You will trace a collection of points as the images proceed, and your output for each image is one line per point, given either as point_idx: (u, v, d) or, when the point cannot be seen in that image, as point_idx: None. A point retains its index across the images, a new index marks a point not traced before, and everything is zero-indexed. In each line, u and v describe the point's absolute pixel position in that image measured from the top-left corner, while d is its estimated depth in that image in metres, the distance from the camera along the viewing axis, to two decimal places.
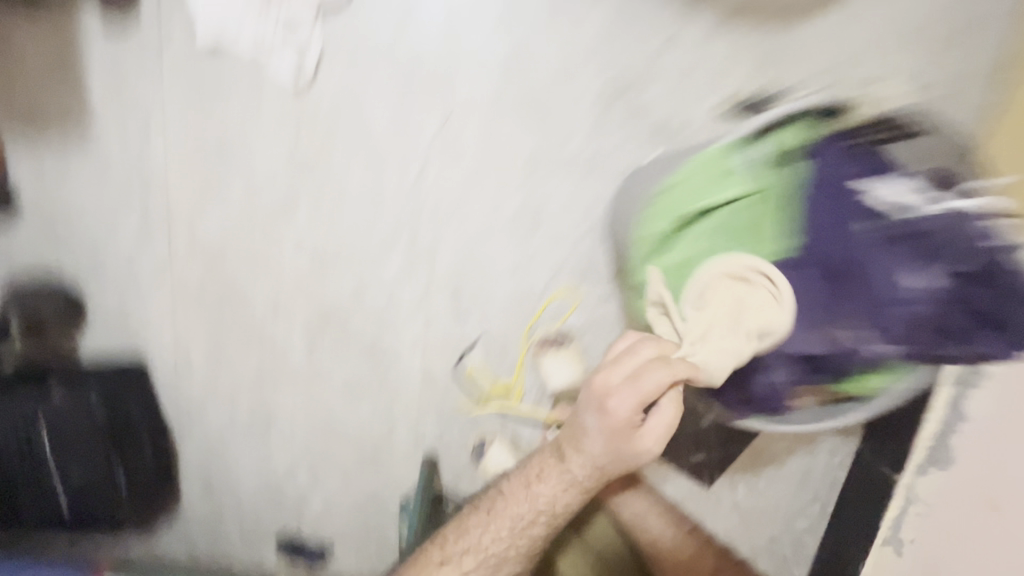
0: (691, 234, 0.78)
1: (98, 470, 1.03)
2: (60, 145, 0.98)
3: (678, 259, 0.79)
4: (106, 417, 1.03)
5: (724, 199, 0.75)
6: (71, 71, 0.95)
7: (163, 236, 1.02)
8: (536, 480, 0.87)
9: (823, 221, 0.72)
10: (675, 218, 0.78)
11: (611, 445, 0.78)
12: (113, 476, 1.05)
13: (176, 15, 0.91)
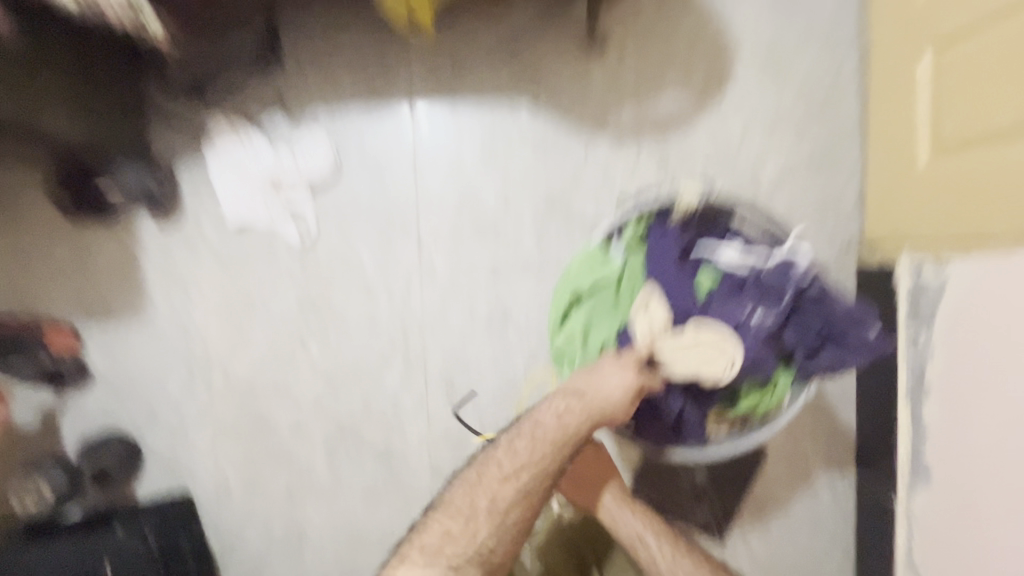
0: (582, 304, 0.80)
1: None
2: (120, 323, 1.21)
3: (573, 326, 0.80)
4: (158, 545, 1.13)
5: (608, 274, 0.79)
6: (129, 265, 1.20)
7: (205, 383, 1.22)
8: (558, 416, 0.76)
9: (665, 276, 0.75)
10: (570, 289, 0.80)
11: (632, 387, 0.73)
12: None
13: (209, 209, 1.19)
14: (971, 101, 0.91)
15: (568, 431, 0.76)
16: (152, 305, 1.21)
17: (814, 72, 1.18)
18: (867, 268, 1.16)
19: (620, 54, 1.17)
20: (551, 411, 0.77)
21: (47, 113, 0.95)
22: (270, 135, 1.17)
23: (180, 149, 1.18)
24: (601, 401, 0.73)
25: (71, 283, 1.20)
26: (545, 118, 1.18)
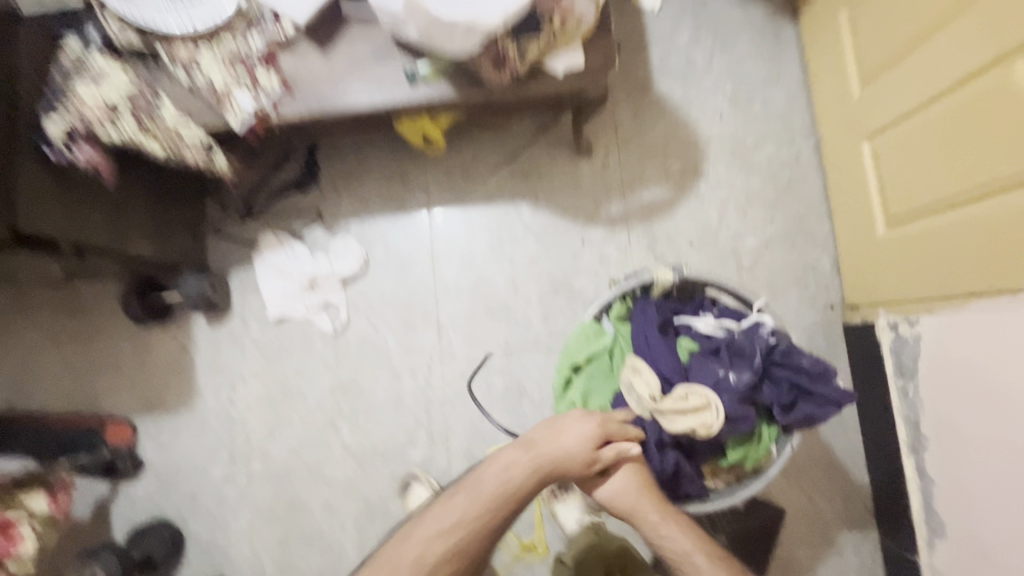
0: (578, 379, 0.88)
1: None
2: (171, 415, 1.34)
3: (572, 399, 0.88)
4: None
5: (599, 350, 0.87)
6: (182, 362, 1.35)
7: (245, 468, 1.31)
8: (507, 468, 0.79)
9: (647, 341, 0.83)
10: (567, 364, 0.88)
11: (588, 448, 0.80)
12: None
13: (254, 309, 1.36)
14: (908, 180, 1.06)
15: (520, 480, 0.78)
16: (200, 397, 1.34)
17: (777, 160, 1.36)
18: (852, 328, 1.25)
19: (605, 156, 1.37)
20: (497, 467, 0.79)
21: (135, 237, 1.12)
22: (308, 243, 1.36)
23: (232, 258, 1.37)
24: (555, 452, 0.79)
25: (130, 382, 1.35)
26: (545, 213, 1.36)
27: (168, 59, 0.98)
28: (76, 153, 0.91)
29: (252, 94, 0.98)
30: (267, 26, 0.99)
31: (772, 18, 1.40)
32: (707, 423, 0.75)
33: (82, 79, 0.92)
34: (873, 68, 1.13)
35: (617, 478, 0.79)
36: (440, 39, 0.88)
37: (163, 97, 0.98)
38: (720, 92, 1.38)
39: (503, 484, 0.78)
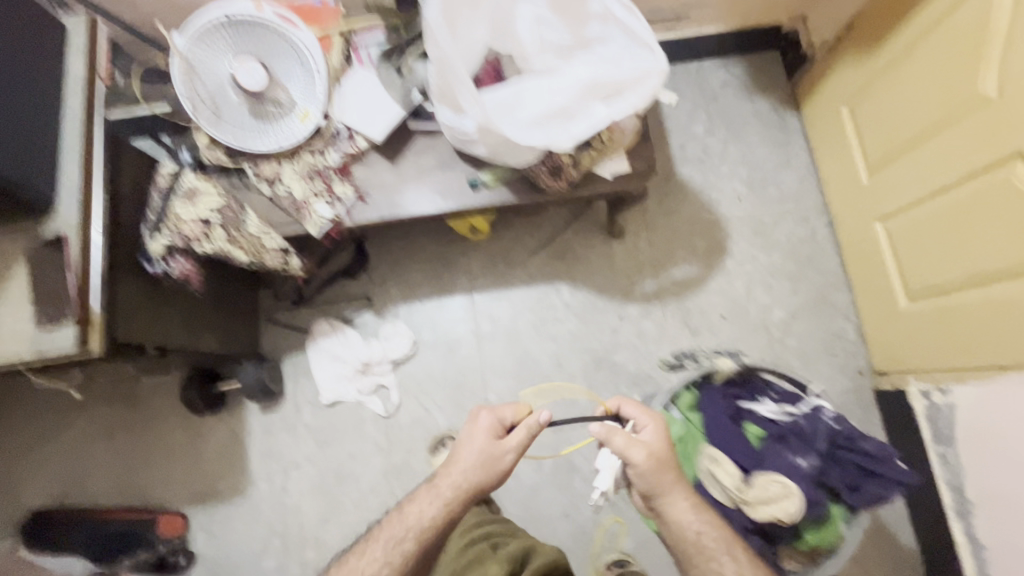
0: None
1: None
2: (224, 505, 1.35)
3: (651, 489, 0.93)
4: None
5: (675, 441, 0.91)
6: (235, 450, 1.37)
7: (297, 558, 1.31)
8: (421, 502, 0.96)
9: (721, 429, 0.90)
10: None
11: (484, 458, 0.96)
12: None
13: (307, 394, 1.39)
14: (926, 260, 1.16)
15: (436, 508, 0.95)
16: (252, 485, 1.36)
17: (795, 236, 1.47)
18: (884, 394, 1.32)
19: (636, 237, 1.47)
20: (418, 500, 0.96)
21: (206, 335, 1.18)
22: (359, 327, 1.42)
23: (285, 344, 1.42)
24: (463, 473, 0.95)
25: (183, 472, 1.36)
26: (582, 291, 1.44)
27: (252, 174, 1.05)
28: (171, 266, 0.98)
29: (330, 205, 1.07)
30: (343, 140, 1.08)
31: (778, 108, 1.54)
32: (789, 505, 0.83)
33: (178, 197, 1.00)
34: (879, 160, 1.26)
35: (649, 440, 0.84)
36: (507, 156, 0.97)
37: (248, 209, 1.05)
38: (737, 176, 1.51)
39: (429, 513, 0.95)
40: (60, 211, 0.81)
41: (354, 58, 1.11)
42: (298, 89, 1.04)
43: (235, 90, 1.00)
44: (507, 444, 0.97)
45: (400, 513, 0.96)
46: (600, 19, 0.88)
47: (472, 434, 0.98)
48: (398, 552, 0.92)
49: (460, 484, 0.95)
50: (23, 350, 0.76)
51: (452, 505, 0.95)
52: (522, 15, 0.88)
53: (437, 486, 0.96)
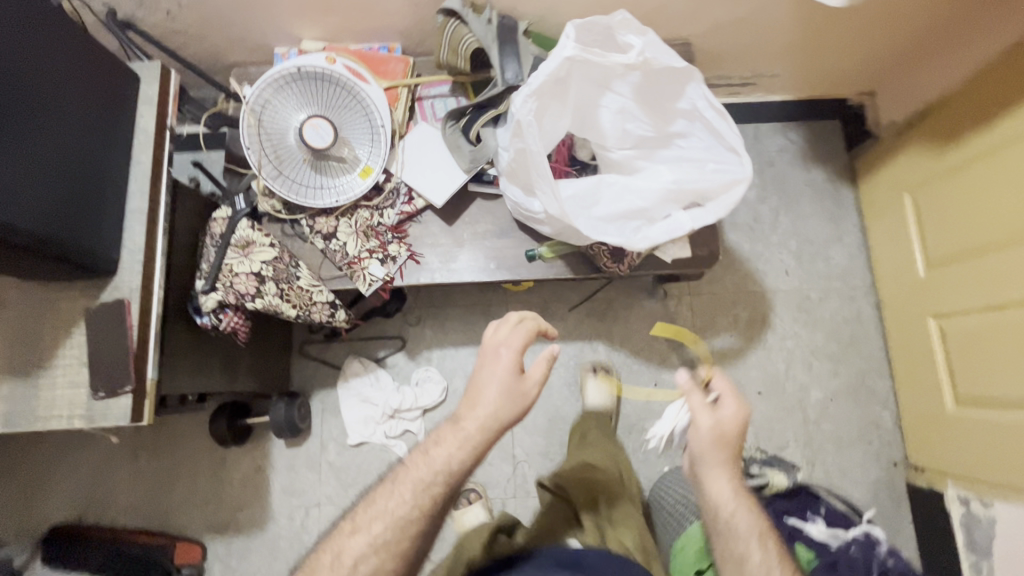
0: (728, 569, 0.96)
1: None
2: (242, 538, 1.34)
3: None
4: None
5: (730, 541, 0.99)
6: (257, 483, 1.36)
7: None
8: (432, 448, 0.84)
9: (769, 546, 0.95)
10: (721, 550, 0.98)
11: (503, 395, 0.84)
12: None
13: (333, 433, 1.38)
14: (979, 369, 1.14)
15: (454, 454, 0.83)
16: (271, 520, 1.35)
17: (841, 316, 1.44)
18: (917, 488, 1.30)
19: (678, 302, 1.45)
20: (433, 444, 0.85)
21: (242, 376, 1.17)
22: (390, 369, 1.41)
23: (315, 380, 1.40)
24: (485, 408, 0.84)
25: (204, 501, 1.36)
26: (620, 351, 1.42)
27: (305, 228, 1.03)
28: (221, 319, 0.97)
29: (383, 263, 1.04)
30: (401, 198, 1.05)
31: (834, 181, 1.51)
32: None
33: (231, 251, 0.98)
34: (938, 256, 1.22)
35: (722, 415, 0.84)
36: (572, 239, 0.92)
37: (300, 262, 1.03)
38: (786, 248, 1.48)
39: (449, 462, 0.82)
40: (120, 274, 0.79)
41: (417, 112, 1.09)
42: (367, 142, 1.01)
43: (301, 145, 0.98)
44: (528, 382, 0.86)
45: (423, 454, 0.84)
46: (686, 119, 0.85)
47: (491, 356, 0.87)
48: (425, 497, 0.82)
49: (484, 425, 0.83)
50: (74, 420, 0.75)
51: (480, 448, 0.83)
52: (606, 106, 0.85)
53: (461, 424, 0.84)
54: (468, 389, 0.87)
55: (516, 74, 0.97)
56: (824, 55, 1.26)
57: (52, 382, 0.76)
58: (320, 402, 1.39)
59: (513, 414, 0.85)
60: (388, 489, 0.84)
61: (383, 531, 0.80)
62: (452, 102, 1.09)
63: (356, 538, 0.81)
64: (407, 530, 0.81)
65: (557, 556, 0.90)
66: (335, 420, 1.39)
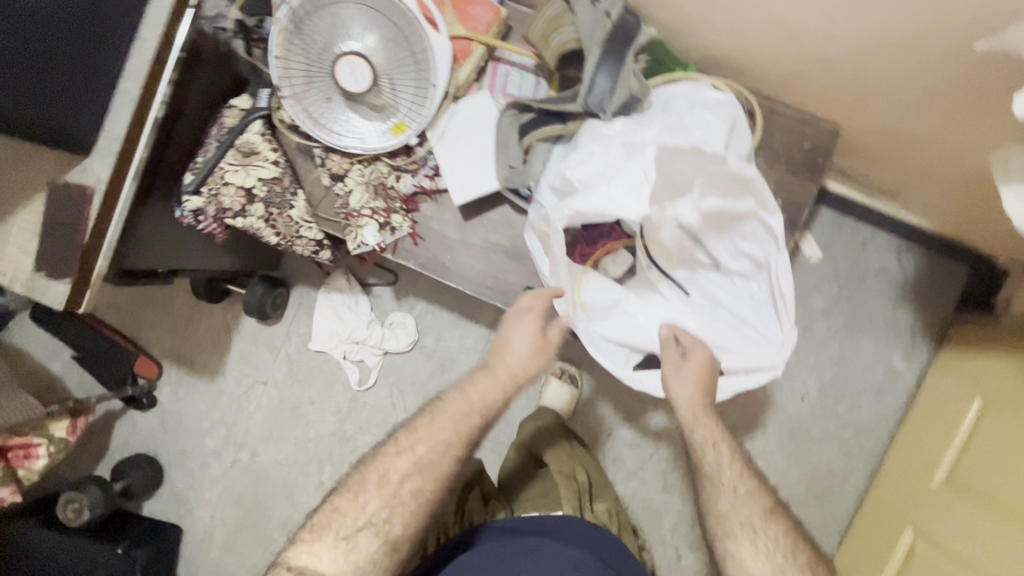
0: None
1: None
2: (194, 378, 1.45)
3: None
4: (146, 396, 1.44)
5: None
6: (221, 339, 1.44)
7: (234, 452, 1.45)
8: (468, 388, 0.83)
9: None
10: None
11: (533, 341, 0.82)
12: None
13: (300, 330, 1.41)
14: None
15: (485, 396, 0.82)
16: (222, 376, 1.45)
17: (829, 466, 1.32)
18: None
19: None
20: (459, 392, 0.83)
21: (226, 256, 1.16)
22: (373, 298, 1.39)
23: (302, 275, 1.41)
24: (518, 360, 0.82)
25: (172, 332, 1.45)
26: (592, 389, 1.36)
27: (315, 157, 0.93)
28: (199, 221, 0.92)
29: (380, 231, 0.94)
30: (426, 170, 0.93)
31: (914, 333, 1.29)
32: None
33: (230, 155, 0.90)
34: (957, 480, 1.07)
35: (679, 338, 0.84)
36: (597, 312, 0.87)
37: (300, 190, 0.95)
38: (816, 374, 1.32)
39: (480, 403, 0.82)
40: (91, 157, 0.74)
41: (486, 76, 0.92)
42: (414, 102, 0.87)
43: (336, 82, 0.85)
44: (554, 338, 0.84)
45: (460, 392, 0.83)
46: (751, 267, 0.82)
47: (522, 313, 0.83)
48: (449, 417, 0.81)
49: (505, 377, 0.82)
50: (16, 282, 0.75)
51: (508, 390, 0.82)
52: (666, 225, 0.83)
53: (491, 369, 0.83)
54: (499, 344, 0.85)
55: (601, 98, 0.78)
56: (984, 213, 0.99)
57: (5, 238, 0.75)
58: (298, 297, 1.41)
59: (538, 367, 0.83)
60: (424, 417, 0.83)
61: (412, 447, 0.80)
62: (528, 82, 0.92)
63: (388, 455, 0.80)
64: (434, 445, 0.80)
65: (531, 525, 0.88)
66: (306, 321, 1.41)
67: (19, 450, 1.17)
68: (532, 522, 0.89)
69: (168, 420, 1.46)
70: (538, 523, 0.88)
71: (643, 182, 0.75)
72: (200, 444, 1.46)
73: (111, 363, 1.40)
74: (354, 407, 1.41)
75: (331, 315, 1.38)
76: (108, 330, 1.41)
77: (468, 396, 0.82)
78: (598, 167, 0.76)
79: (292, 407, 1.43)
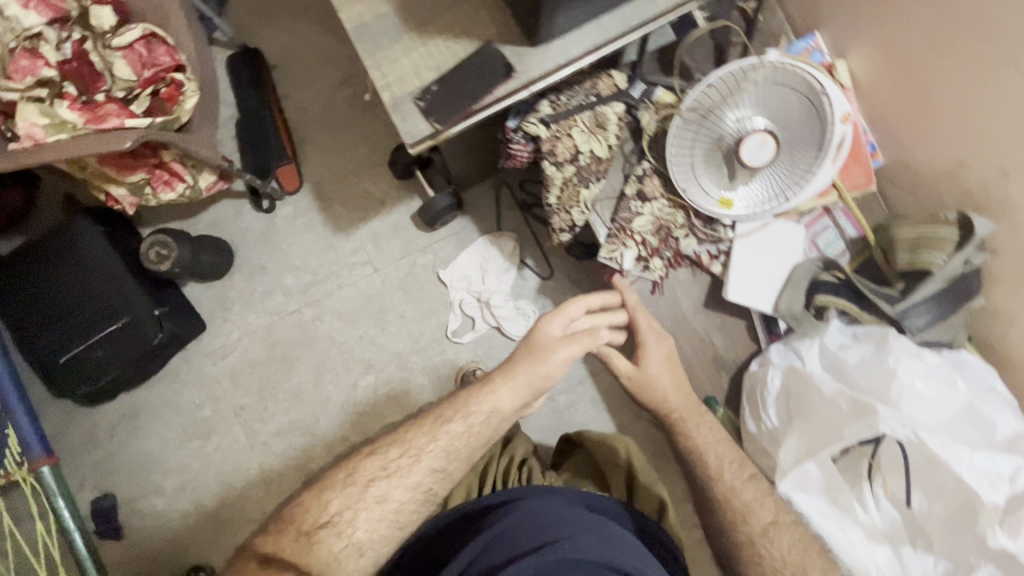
0: None
1: (74, 336, 1.22)
2: (318, 218, 1.41)
3: None
4: (268, 204, 1.39)
5: None
6: (369, 207, 1.41)
7: (300, 303, 1.40)
8: (484, 393, 0.85)
9: None
10: None
11: (559, 348, 0.86)
12: (87, 343, 1.22)
13: (439, 253, 1.40)
14: None
15: (505, 397, 0.85)
16: (344, 236, 1.41)
17: None
18: None
19: None
20: (487, 402, 0.84)
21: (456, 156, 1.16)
22: (519, 277, 1.38)
23: (478, 214, 1.40)
24: (536, 373, 0.85)
25: (333, 168, 1.41)
26: None
27: (625, 170, 0.97)
28: (519, 142, 0.91)
29: (635, 261, 0.96)
30: (712, 248, 0.96)
31: None
32: None
33: (586, 116, 0.91)
34: None
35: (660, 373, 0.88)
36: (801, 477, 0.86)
37: (601, 180, 0.96)
38: None
39: (503, 403, 0.85)
40: (534, 51, 0.74)
41: (811, 215, 0.96)
42: (764, 204, 0.90)
43: (735, 143, 0.88)
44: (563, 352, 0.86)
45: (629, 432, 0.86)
46: (960, 557, 0.79)
47: (544, 344, 0.87)
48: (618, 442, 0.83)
49: (494, 414, 0.84)
50: (386, 90, 0.73)
51: (520, 395, 0.85)
52: (924, 470, 0.80)
53: (494, 385, 0.86)
54: (525, 353, 0.87)
55: (917, 324, 0.84)
56: None
57: (405, 51, 0.74)
58: (460, 226, 1.40)
59: (545, 374, 0.86)
60: (433, 428, 0.85)
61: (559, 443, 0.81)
62: (837, 247, 0.96)
63: None
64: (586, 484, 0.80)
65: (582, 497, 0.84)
66: (450, 250, 1.40)
67: (164, 174, 1.08)
68: (575, 495, 0.84)
69: (267, 234, 1.41)
70: (583, 498, 0.84)
71: (947, 451, 0.77)
72: (277, 274, 1.41)
73: (264, 153, 1.35)
74: (431, 348, 1.39)
75: (477, 262, 1.38)
76: (283, 124, 1.39)
77: (481, 404, 0.85)
78: (917, 383, 0.81)
79: (380, 307, 1.40)
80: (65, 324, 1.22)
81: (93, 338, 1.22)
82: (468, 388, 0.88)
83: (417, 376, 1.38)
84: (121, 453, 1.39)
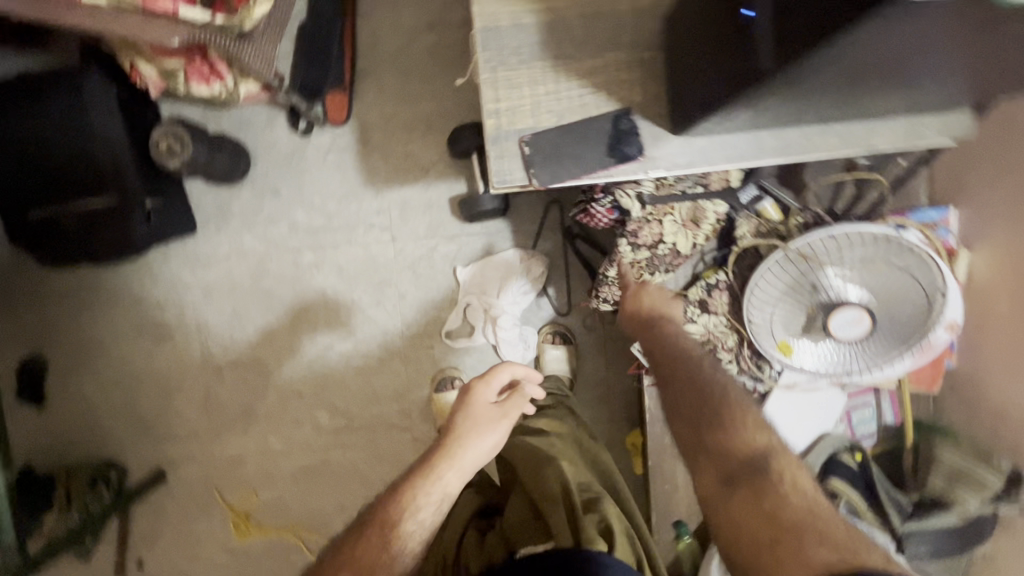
0: None
1: (50, 198, 1.09)
2: (351, 161, 1.27)
3: None
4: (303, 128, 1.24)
5: None
6: (408, 170, 1.27)
7: (303, 241, 1.29)
8: (426, 483, 0.74)
9: None
10: None
11: (500, 419, 0.81)
12: (65, 212, 1.10)
13: (464, 247, 1.29)
14: None
15: (452, 481, 0.74)
16: (372, 191, 1.28)
17: None
18: None
19: None
20: (436, 491, 0.73)
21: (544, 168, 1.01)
22: (535, 304, 1.28)
23: (517, 223, 1.27)
24: (479, 447, 0.77)
25: (386, 115, 1.27)
26: None
27: (695, 268, 0.88)
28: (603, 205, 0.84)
29: None
30: (750, 383, 0.89)
31: None
32: None
33: (685, 207, 0.84)
34: None
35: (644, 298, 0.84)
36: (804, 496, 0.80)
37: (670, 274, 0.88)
38: None
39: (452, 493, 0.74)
40: (673, 137, 0.76)
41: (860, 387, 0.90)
42: (818, 367, 0.83)
43: (830, 309, 0.79)
44: (501, 422, 0.80)
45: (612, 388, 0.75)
46: None
47: (481, 417, 0.80)
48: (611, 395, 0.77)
49: (448, 501, 0.73)
50: None
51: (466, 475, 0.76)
52: None
53: (435, 470, 0.75)
54: (462, 431, 0.78)
55: (914, 551, 0.82)
56: None
57: None
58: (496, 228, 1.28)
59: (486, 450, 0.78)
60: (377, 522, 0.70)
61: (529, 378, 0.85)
62: (868, 427, 0.90)
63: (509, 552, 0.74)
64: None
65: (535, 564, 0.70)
66: (476, 248, 1.29)
67: (205, 68, 0.93)
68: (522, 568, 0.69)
69: (292, 157, 1.27)
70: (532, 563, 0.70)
71: None
72: (288, 203, 1.28)
73: (317, 71, 1.19)
74: (419, 339, 1.30)
75: (500, 273, 1.26)
76: (350, 47, 1.23)
77: (430, 493, 0.73)
78: None
79: (384, 279, 1.30)
80: (42, 181, 1.08)
81: (72, 207, 1.10)
82: (401, 482, 0.75)
83: (395, 359, 1.30)
84: (64, 324, 1.28)
